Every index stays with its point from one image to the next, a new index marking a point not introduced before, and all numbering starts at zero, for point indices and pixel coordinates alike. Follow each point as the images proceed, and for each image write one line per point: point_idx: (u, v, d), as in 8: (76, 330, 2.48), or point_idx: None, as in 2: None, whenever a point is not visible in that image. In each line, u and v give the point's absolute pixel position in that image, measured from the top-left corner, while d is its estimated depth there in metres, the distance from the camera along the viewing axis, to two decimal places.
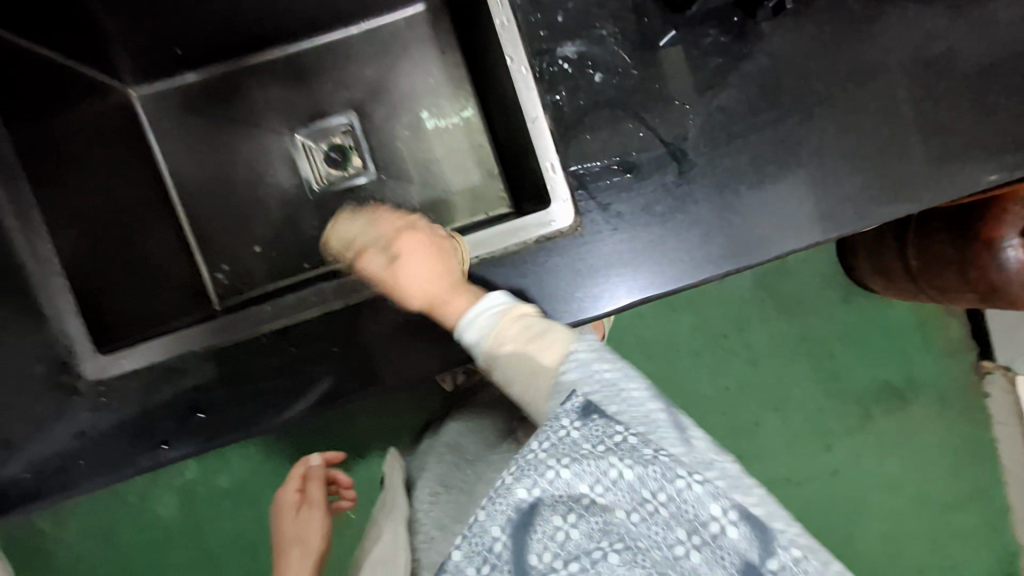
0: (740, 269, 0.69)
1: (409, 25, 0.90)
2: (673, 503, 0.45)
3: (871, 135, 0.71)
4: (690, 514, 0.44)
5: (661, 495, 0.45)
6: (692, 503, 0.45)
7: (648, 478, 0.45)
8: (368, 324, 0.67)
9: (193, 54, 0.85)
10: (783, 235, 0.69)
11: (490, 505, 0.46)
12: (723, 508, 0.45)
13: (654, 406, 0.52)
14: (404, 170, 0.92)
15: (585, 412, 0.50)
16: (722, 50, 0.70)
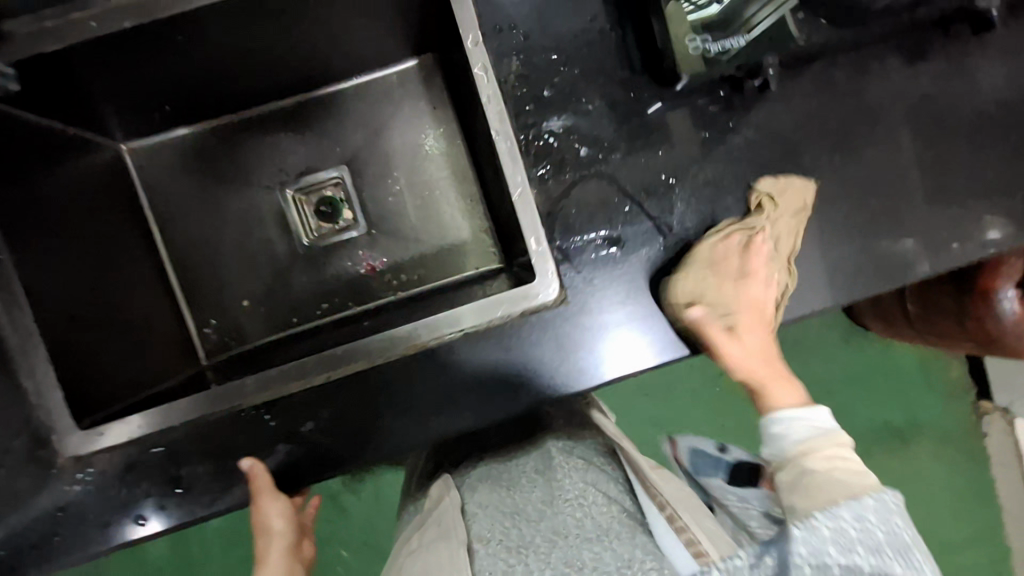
0: None
1: (402, 81, 0.90)
2: None
3: (863, 204, 0.71)
4: None
5: None
6: None
7: None
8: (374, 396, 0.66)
9: (185, 111, 0.85)
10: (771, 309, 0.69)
11: None
12: None
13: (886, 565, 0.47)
14: (396, 224, 0.92)
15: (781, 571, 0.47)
16: (710, 121, 0.70)
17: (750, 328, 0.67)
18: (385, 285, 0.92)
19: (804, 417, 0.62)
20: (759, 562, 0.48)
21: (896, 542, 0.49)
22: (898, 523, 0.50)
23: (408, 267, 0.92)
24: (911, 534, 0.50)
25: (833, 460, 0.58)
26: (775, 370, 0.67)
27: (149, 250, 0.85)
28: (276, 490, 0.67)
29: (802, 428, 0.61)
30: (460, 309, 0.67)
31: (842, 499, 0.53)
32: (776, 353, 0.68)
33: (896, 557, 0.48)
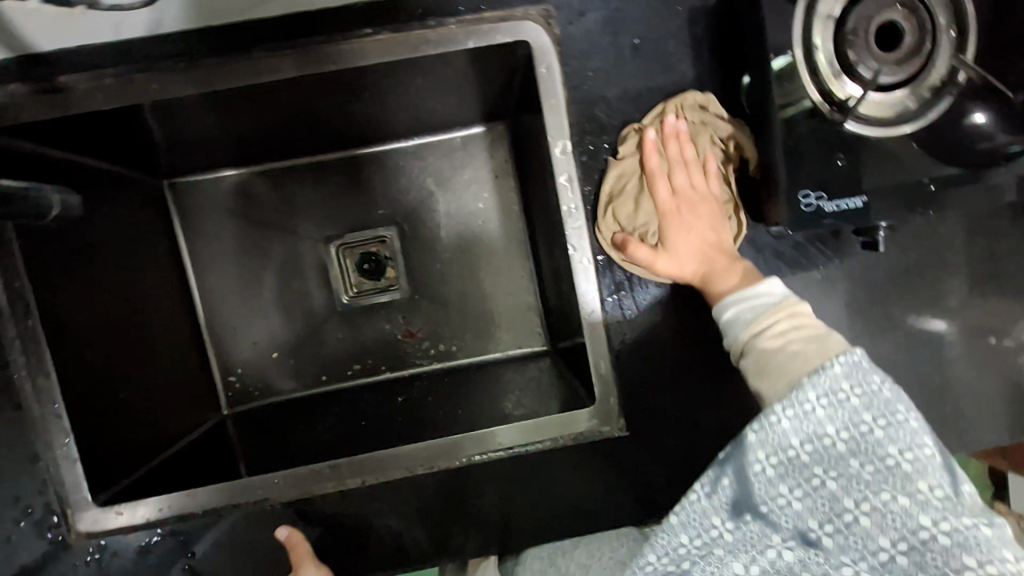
0: None
1: (466, 145, 0.86)
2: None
3: (914, 357, 0.72)
4: None
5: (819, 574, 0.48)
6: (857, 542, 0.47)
7: (806, 560, 0.48)
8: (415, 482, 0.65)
9: (237, 154, 0.80)
10: None
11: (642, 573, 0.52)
12: (891, 539, 0.46)
13: (847, 437, 0.49)
14: (439, 290, 0.88)
15: (737, 510, 0.52)
16: (790, 258, 0.68)
17: (679, 228, 0.61)
18: (421, 352, 0.88)
19: (753, 300, 0.57)
20: (717, 492, 0.53)
21: (872, 404, 0.49)
22: (875, 379, 0.50)
23: (448, 336, 0.88)
24: (885, 383, 0.50)
25: (792, 327, 0.55)
26: (721, 258, 0.61)
27: (182, 293, 0.81)
28: (313, 560, 0.63)
29: (748, 307, 0.57)
30: (498, 427, 0.63)
31: (804, 372, 0.51)
32: (719, 241, 0.62)
33: (866, 417, 0.49)
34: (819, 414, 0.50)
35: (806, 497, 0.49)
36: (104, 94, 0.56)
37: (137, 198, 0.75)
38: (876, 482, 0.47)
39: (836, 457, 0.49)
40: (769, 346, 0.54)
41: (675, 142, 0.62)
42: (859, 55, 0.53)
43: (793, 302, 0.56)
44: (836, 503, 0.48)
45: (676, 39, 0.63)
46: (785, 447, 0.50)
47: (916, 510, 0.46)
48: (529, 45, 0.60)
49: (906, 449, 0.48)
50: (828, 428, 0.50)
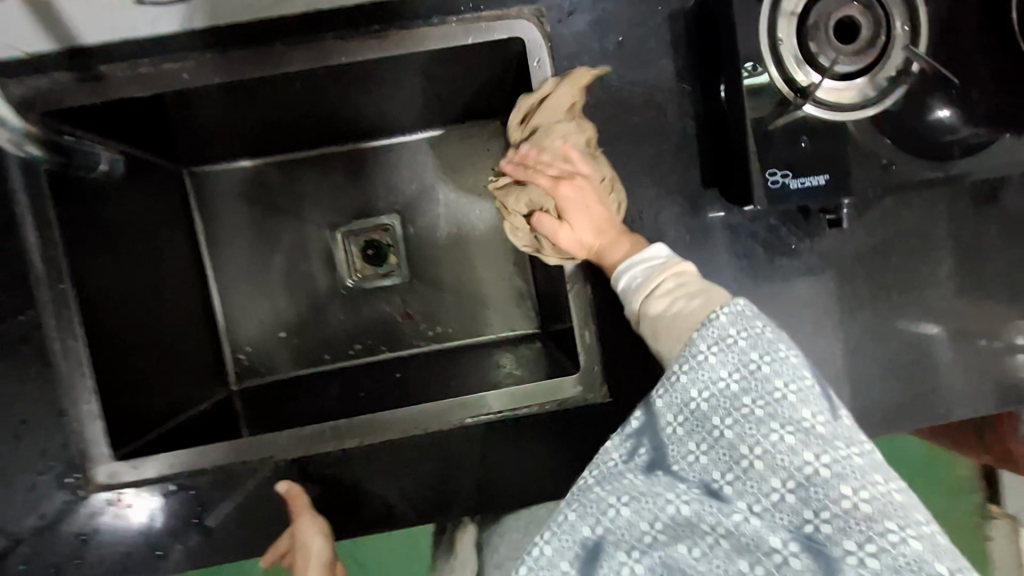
0: None
1: (465, 139, 0.91)
2: (733, 526, 0.45)
3: (899, 339, 0.73)
4: (753, 538, 0.44)
5: (722, 522, 0.45)
6: (752, 486, 0.46)
7: (704, 509, 0.46)
8: (410, 449, 0.69)
9: (252, 145, 0.86)
10: None
11: (557, 537, 0.49)
12: (782, 479, 0.45)
13: (740, 379, 0.49)
14: (437, 275, 0.93)
15: (649, 466, 0.50)
16: (771, 239, 0.70)
17: (575, 205, 0.64)
18: (419, 333, 0.93)
19: (643, 259, 0.62)
20: (634, 455, 0.51)
21: (758, 344, 0.49)
22: (759, 324, 0.50)
23: (445, 319, 0.93)
24: (767, 326, 0.50)
25: (679, 285, 0.58)
26: (613, 230, 0.65)
27: (197, 274, 0.87)
28: (311, 512, 0.67)
29: (638, 274, 0.61)
30: (488, 394, 0.69)
31: (694, 327, 0.53)
32: (608, 216, 0.65)
33: (755, 358, 0.49)
34: (713, 360, 0.50)
35: (709, 448, 0.48)
36: (140, 83, 0.63)
37: (159, 183, 0.81)
38: (764, 421, 0.47)
39: (729, 402, 0.48)
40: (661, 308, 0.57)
41: (534, 152, 0.66)
42: (819, 45, 0.59)
43: (676, 261, 0.60)
44: (734, 451, 0.47)
45: (659, 34, 0.68)
46: (686, 401, 0.50)
47: (800, 447, 0.45)
48: (521, 40, 0.66)
49: (790, 385, 0.48)
50: (721, 373, 0.49)
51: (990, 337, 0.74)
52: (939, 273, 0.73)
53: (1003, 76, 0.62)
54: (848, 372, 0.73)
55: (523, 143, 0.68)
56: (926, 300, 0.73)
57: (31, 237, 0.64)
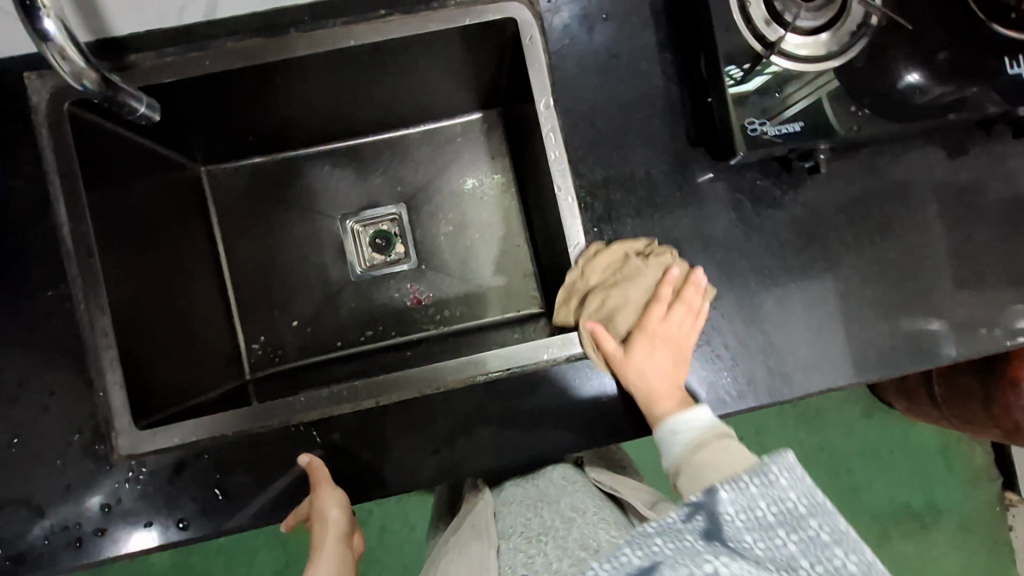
0: (756, 367, 0.73)
1: (465, 131, 0.97)
2: None
3: (894, 286, 0.75)
4: None
5: None
6: None
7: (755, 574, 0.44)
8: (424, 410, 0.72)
9: (264, 143, 0.92)
10: (798, 377, 0.73)
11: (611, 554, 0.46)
12: None
13: (802, 514, 0.49)
14: (442, 261, 0.97)
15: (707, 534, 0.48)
16: (759, 193, 0.74)
17: (646, 347, 0.69)
18: (427, 319, 0.96)
19: (691, 424, 0.65)
20: (691, 520, 0.49)
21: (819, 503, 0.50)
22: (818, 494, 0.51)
23: (451, 303, 0.96)
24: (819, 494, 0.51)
25: (721, 447, 0.63)
26: (663, 386, 0.68)
27: (213, 265, 0.90)
28: (333, 484, 0.68)
29: (688, 432, 0.65)
30: (487, 354, 0.71)
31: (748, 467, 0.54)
32: (676, 378, 0.69)
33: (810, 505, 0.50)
34: (780, 492, 0.50)
35: (769, 549, 0.47)
36: (167, 70, 0.68)
37: (178, 177, 0.85)
38: (831, 546, 0.47)
39: (794, 521, 0.49)
40: (700, 459, 0.63)
41: (671, 284, 0.70)
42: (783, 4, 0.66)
43: (723, 427, 0.66)
44: (792, 561, 0.47)
45: (641, 15, 0.74)
46: (745, 509, 0.49)
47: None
48: (516, 22, 0.71)
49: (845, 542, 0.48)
50: (785, 502, 0.50)
51: (986, 284, 0.76)
52: (923, 223, 0.76)
53: (958, 30, 0.68)
54: (847, 321, 0.74)
55: (663, 269, 0.71)
56: (914, 247, 0.76)
57: (62, 215, 0.67)
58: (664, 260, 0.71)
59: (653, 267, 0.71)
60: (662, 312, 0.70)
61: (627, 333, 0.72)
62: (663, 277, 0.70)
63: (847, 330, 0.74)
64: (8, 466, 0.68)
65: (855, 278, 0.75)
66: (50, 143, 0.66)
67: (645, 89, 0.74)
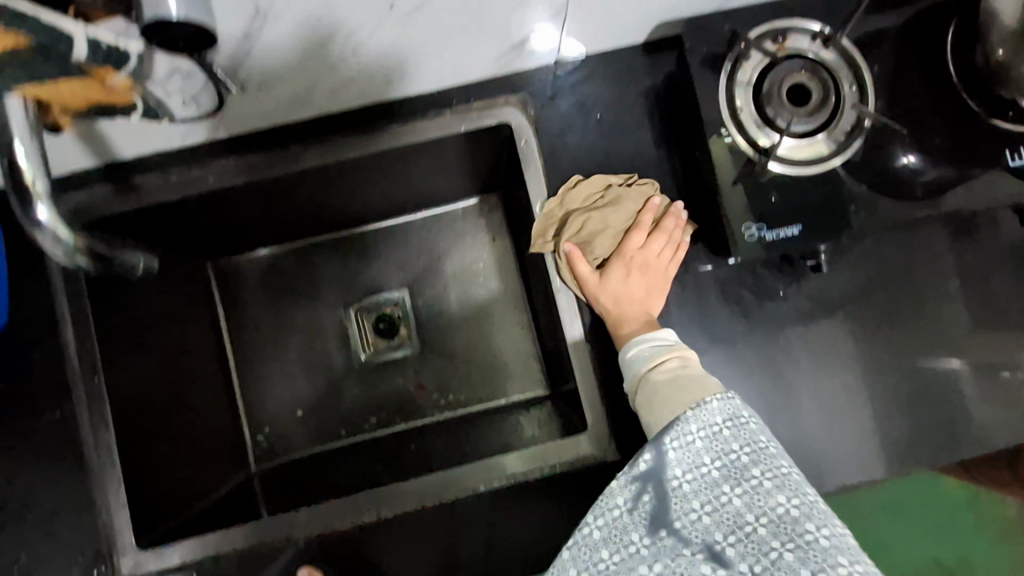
0: None
1: (466, 215, 0.97)
2: (736, 557, 0.50)
3: (904, 375, 0.74)
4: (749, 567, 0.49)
5: (726, 548, 0.51)
6: (754, 546, 0.50)
7: (700, 554, 0.51)
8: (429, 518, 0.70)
9: (269, 237, 0.93)
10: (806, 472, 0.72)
11: (579, 560, 0.56)
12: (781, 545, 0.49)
13: (731, 459, 0.55)
14: (446, 344, 0.97)
15: (653, 525, 0.55)
16: (761, 284, 0.73)
17: (621, 271, 0.70)
18: (432, 404, 0.95)
19: (653, 343, 0.67)
20: (638, 505, 0.56)
21: (746, 438, 0.56)
22: (745, 416, 0.58)
23: (456, 387, 0.95)
24: (753, 419, 0.58)
25: (681, 367, 0.64)
26: (634, 308, 0.70)
27: (219, 359, 0.91)
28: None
29: (646, 347, 0.67)
30: (505, 456, 0.70)
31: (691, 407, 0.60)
32: (647, 305, 0.70)
33: (738, 440, 0.56)
34: (714, 445, 0.56)
35: (713, 511, 0.53)
36: (170, 187, 0.70)
37: (185, 276, 0.86)
38: (771, 492, 0.52)
39: (736, 470, 0.54)
40: (661, 377, 0.64)
41: (653, 216, 0.71)
42: (774, 107, 0.62)
43: (684, 350, 0.66)
44: (738, 517, 0.52)
45: (634, 113, 0.75)
46: (687, 474, 0.56)
47: (801, 521, 0.49)
48: (510, 125, 0.72)
49: (774, 471, 0.53)
50: (717, 453, 0.56)
51: (999, 373, 0.74)
52: (932, 308, 0.75)
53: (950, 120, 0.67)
54: (855, 414, 0.73)
55: (644, 202, 0.72)
56: (923, 331, 0.74)
57: (70, 335, 0.68)
58: (648, 190, 0.73)
59: (636, 195, 0.73)
60: (641, 242, 0.71)
61: (604, 260, 0.73)
62: (646, 207, 0.72)
63: (854, 419, 0.73)
64: None
65: (860, 366, 0.74)
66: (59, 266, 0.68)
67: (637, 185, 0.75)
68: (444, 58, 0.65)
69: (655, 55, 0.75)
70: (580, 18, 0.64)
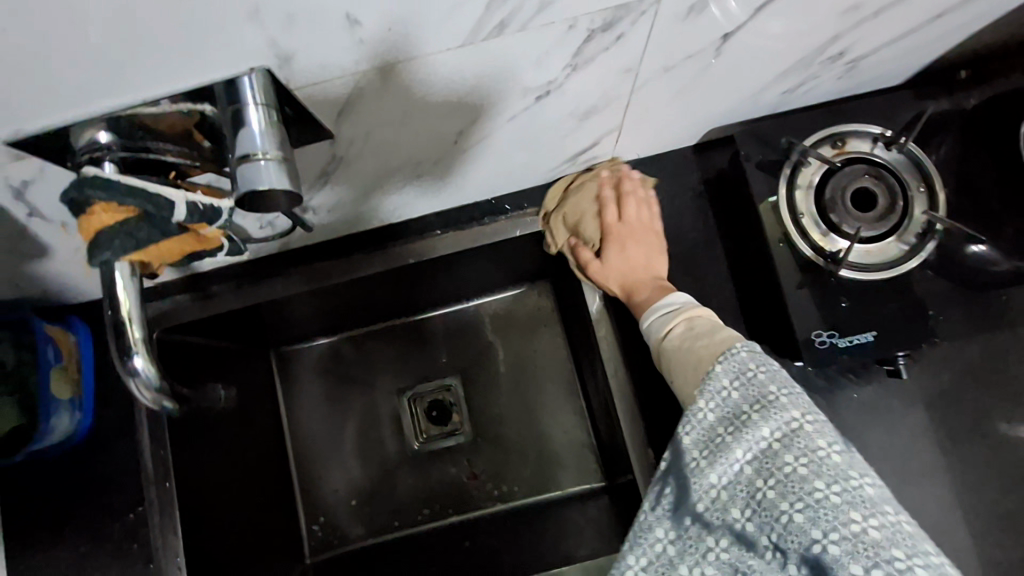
0: None
1: (518, 302, 0.98)
2: (756, 529, 0.50)
3: (993, 487, 0.69)
4: (770, 537, 0.49)
5: (745, 524, 0.50)
6: (769, 515, 0.49)
7: (723, 533, 0.51)
8: None
9: (329, 328, 0.96)
10: None
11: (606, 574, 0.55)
12: (794, 507, 0.47)
13: (737, 420, 0.52)
14: (499, 433, 0.95)
15: (676, 512, 0.54)
16: (832, 386, 0.70)
17: (616, 246, 0.70)
18: (485, 495, 0.93)
19: (668, 306, 0.66)
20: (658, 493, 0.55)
21: (748, 393, 0.53)
22: (752, 369, 0.54)
23: (509, 477, 0.94)
24: (763, 369, 0.54)
25: (690, 328, 0.62)
26: (645, 275, 0.70)
27: (279, 449, 0.93)
28: None
29: (657, 316, 0.65)
30: None
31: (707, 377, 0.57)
32: (652, 265, 0.70)
33: (744, 397, 0.53)
34: (713, 412, 0.54)
35: (725, 483, 0.51)
36: (245, 296, 0.74)
37: (252, 369, 0.89)
38: (779, 452, 0.50)
39: (742, 430, 0.52)
40: (671, 347, 0.62)
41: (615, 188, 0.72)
42: (839, 214, 0.61)
43: (697, 307, 0.64)
44: (750, 484, 0.50)
45: (688, 212, 0.75)
46: (696, 451, 0.53)
47: (809, 478, 0.48)
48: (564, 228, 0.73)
49: (781, 427, 0.50)
50: (722, 420, 0.53)
51: None
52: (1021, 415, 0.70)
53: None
54: (941, 528, 0.68)
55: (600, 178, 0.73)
56: (1012, 439, 0.70)
57: (146, 439, 0.71)
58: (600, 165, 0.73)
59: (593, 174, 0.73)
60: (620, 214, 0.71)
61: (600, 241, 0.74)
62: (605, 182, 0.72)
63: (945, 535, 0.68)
64: None
65: (947, 475, 0.69)
66: None
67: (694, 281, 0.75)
68: (500, 174, 0.68)
69: (707, 154, 0.76)
70: (633, 133, 0.65)
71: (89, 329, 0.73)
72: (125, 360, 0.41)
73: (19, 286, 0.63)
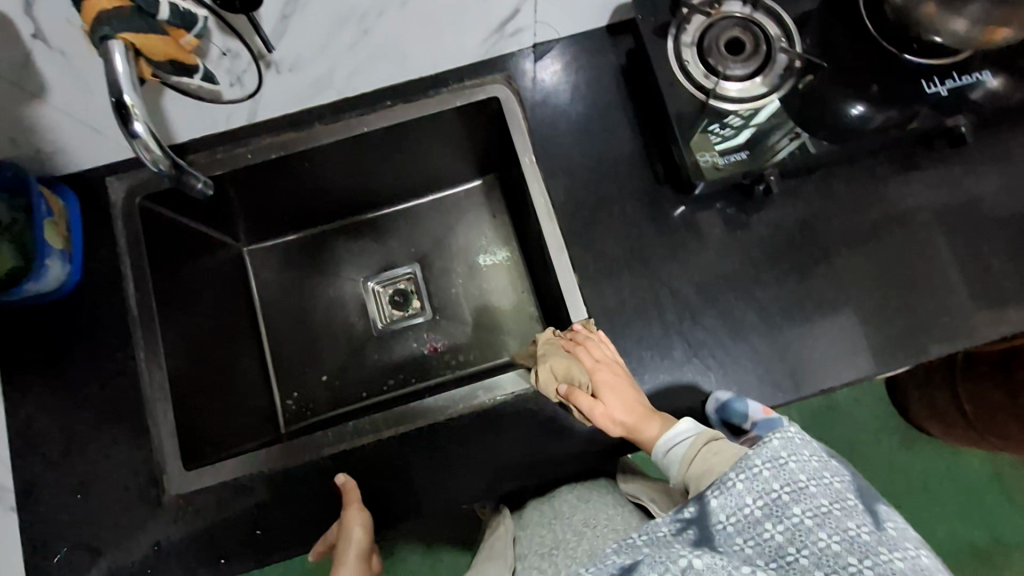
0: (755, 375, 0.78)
1: (469, 195, 1.09)
2: None
3: (868, 289, 0.80)
4: None
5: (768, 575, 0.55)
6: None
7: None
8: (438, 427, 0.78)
9: (297, 221, 1.05)
10: (785, 378, 0.78)
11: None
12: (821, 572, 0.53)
13: (774, 500, 0.58)
14: (455, 310, 1.06)
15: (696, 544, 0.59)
16: (727, 218, 0.83)
17: (609, 390, 0.73)
18: (444, 364, 1.03)
19: (683, 436, 0.73)
20: (683, 533, 0.60)
21: (780, 476, 0.59)
22: (784, 456, 0.61)
23: (466, 348, 1.04)
24: (797, 464, 0.60)
25: (709, 453, 0.72)
26: (644, 410, 0.73)
27: (252, 330, 1.01)
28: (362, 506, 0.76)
29: (677, 449, 0.72)
30: (501, 377, 0.79)
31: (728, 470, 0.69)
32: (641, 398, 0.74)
33: (777, 479, 0.59)
34: (745, 485, 0.60)
35: (754, 544, 0.57)
36: (216, 164, 0.84)
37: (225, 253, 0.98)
38: (812, 529, 0.55)
39: (778, 508, 0.58)
40: (696, 473, 0.72)
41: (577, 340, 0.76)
42: (715, 57, 0.76)
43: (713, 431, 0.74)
44: (780, 549, 0.56)
45: (603, 84, 0.88)
46: (731, 512, 0.60)
47: (841, 553, 0.53)
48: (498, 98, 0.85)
49: (812, 509, 0.57)
50: (755, 496, 0.59)
51: (952, 284, 0.80)
52: (887, 230, 0.82)
53: (881, 72, 0.78)
54: (825, 326, 0.79)
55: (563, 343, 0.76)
56: (881, 251, 0.81)
57: (130, 287, 0.80)
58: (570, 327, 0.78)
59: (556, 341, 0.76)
60: (595, 359, 0.74)
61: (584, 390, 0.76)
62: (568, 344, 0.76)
63: (831, 337, 0.79)
64: (78, 512, 0.76)
65: (830, 292, 0.80)
66: (125, 231, 0.81)
67: (612, 140, 0.86)
68: (439, 47, 0.81)
69: (617, 36, 0.89)
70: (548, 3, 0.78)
71: (77, 200, 0.83)
72: (128, 124, 0.52)
73: (16, 143, 0.73)
